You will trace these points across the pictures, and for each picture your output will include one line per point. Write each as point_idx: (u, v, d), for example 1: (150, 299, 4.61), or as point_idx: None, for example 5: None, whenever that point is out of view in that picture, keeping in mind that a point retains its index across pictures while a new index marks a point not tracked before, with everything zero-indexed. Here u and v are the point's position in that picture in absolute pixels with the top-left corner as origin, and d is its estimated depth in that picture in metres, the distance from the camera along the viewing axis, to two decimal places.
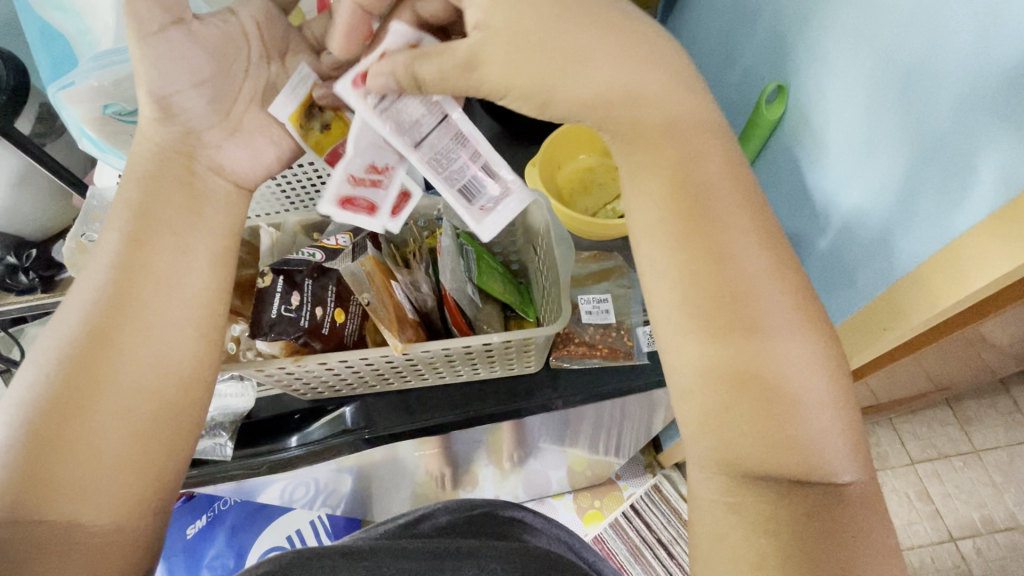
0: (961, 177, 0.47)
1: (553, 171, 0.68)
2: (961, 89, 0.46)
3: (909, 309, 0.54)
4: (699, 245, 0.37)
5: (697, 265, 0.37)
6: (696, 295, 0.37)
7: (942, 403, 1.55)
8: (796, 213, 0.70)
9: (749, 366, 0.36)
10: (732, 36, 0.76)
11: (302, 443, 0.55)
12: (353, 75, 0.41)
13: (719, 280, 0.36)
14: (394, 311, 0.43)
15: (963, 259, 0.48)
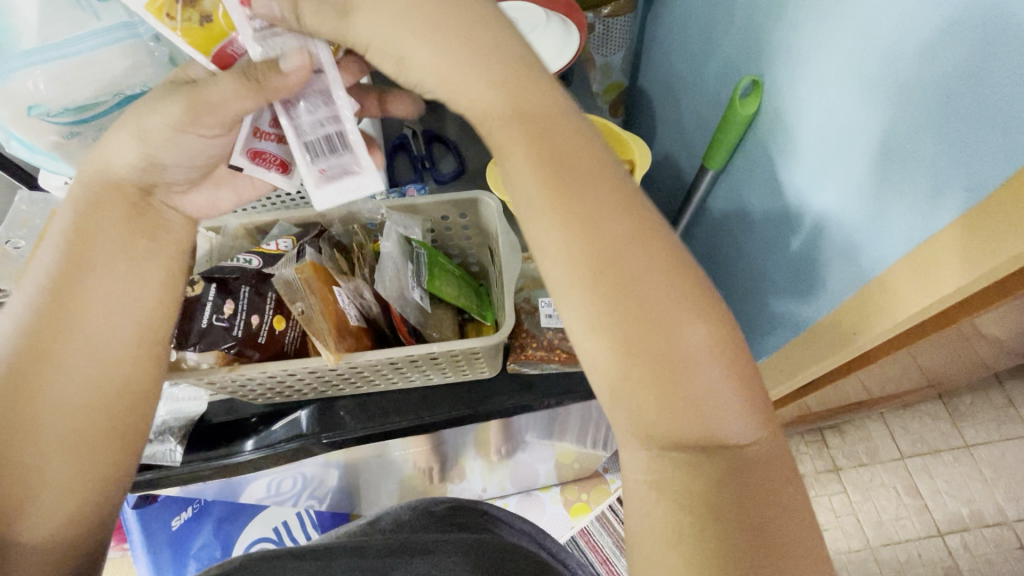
0: (932, 176, 0.46)
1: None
2: (932, 82, 0.43)
3: (896, 307, 0.53)
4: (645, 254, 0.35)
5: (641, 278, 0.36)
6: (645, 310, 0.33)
7: (934, 397, 1.53)
8: (771, 210, 0.68)
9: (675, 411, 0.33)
10: (711, 28, 0.73)
11: (258, 447, 0.54)
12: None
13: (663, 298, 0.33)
14: (332, 321, 0.41)
15: (949, 261, 0.46)
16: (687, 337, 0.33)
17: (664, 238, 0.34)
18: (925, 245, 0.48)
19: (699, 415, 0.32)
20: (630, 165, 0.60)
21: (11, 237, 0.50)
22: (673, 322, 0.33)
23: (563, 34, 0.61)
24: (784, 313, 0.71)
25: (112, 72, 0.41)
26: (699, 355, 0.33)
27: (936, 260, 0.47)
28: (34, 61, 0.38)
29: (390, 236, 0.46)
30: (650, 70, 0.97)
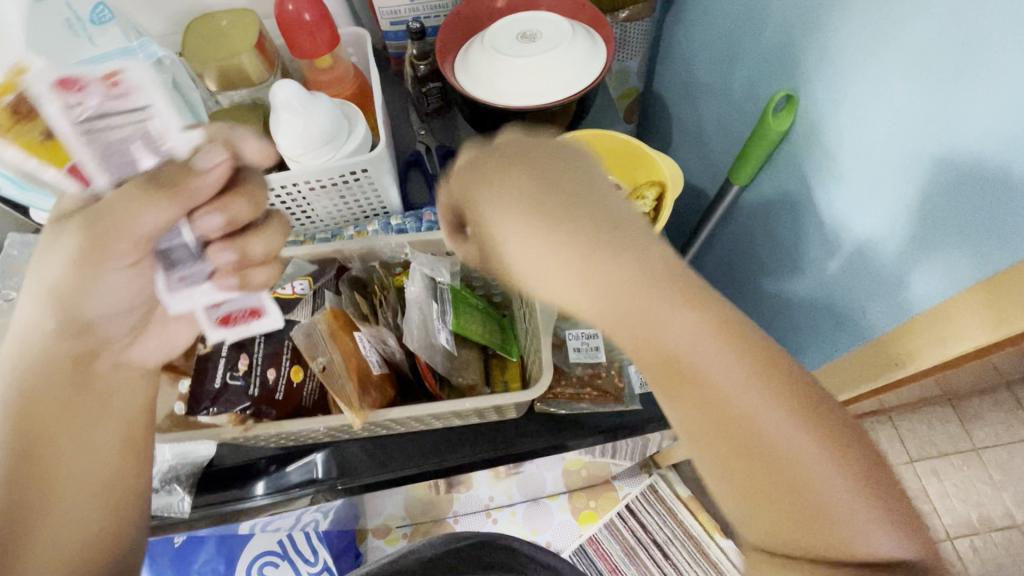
0: (992, 210, 0.43)
1: None
2: (1000, 114, 0.40)
3: (933, 345, 0.51)
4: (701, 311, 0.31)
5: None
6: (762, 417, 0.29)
7: (945, 401, 1.51)
8: (804, 230, 0.65)
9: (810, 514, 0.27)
10: (739, 36, 0.70)
11: (269, 491, 0.51)
12: (66, 72, 0.29)
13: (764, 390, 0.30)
14: (355, 375, 0.38)
15: (999, 305, 0.44)
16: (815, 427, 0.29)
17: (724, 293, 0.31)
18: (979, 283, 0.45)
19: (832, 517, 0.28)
20: (660, 187, 0.57)
21: None
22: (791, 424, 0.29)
23: (589, 47, 0.57)
24: (813, 337, 0.68)
25: None
26: (836, 450, 0.28)
27: (981, 301, 0.45)
28: None
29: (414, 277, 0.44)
30: (667, 74, 0.94)
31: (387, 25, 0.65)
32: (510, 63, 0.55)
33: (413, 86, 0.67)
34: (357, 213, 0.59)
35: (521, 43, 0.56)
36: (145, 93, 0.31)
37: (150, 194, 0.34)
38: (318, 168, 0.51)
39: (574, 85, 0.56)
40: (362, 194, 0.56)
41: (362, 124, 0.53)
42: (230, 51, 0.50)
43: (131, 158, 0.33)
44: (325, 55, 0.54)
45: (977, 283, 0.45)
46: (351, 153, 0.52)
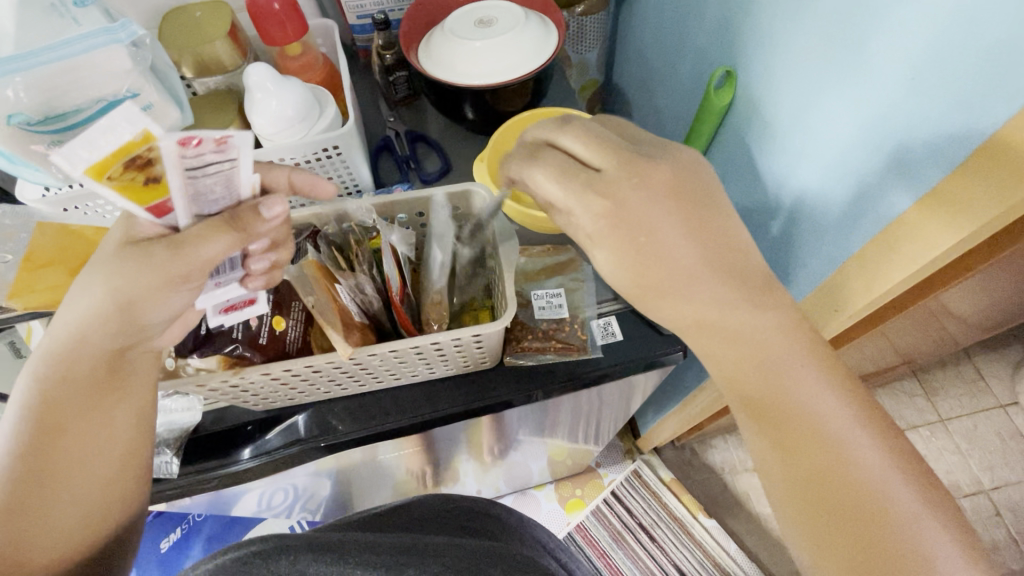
0: (902, 152, 0.48)
1: None
2: (894, 76, 0.46)
3: (871, 285, 0.55)
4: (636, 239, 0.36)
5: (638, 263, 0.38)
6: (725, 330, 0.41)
7: (908, 375, 1.58)
8: (750, 197, 0.70)
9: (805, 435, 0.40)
10: (682, 22, 0.76)
11: (256, 455, 0.54)
12: (187, 133, 0.31)
13: (702, 302, 0.41)
14: (341, 314, 0.41)
15: (903, 249, 0.50)
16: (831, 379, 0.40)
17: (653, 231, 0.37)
18: (905, 215, 0.49)
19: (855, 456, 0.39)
20: None
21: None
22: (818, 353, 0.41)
23: (542, 31, 0.62)
24: None
25: (95, 76, 0.40)
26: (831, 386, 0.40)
27: (891, 243, 0.51)
28: (15, 67, 0.38)
29: (397, 231, 0.48)
30: (623, 65, 1.00)
31: (354, 18, 0.69)
32: (469, 46, 0.60)
33: (381, 76, 0.70)
34: (332, 191, 0.62)
35: (478, 28, 0.60)
36: (242, 149, 0.34)
37: (222, 227, 0.37)
38: (292, 145, 0.54)
39: (531, 64, 0.60)
40: (336, 172, 0.60)
41: (332, 106, 0.57)
42: (204, 39, 0.54)
43: (208, 198, 0.36)
44: (294, 43, 0.57)
45: (888, 229, 0.51)
46: (321, 132, 0.55)
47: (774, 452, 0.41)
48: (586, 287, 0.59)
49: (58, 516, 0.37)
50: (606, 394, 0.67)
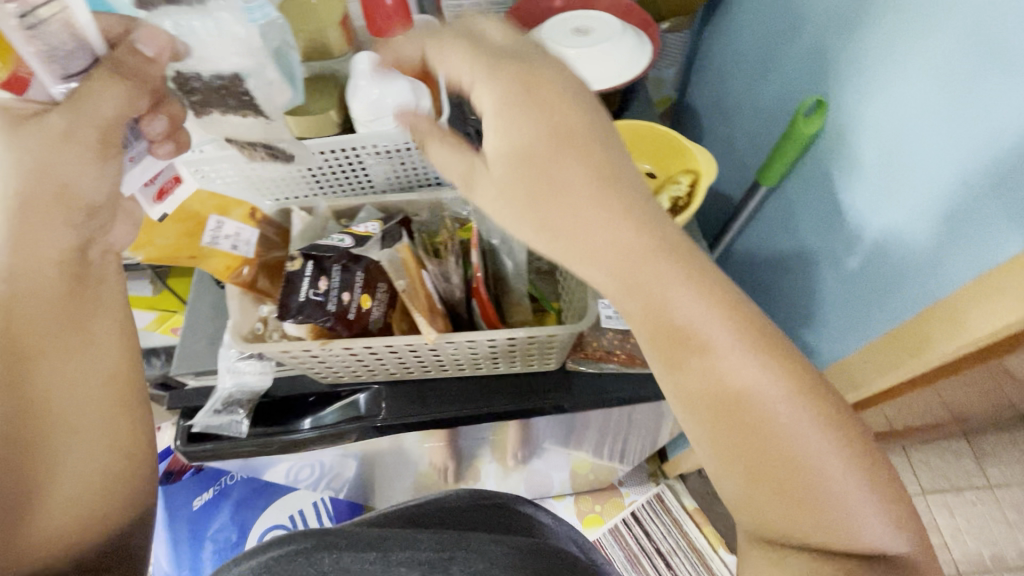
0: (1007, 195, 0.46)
1: None
2: (1013, 116, 0.45)
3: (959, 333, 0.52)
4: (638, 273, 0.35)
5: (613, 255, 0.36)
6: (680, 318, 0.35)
7: (957, 434, 1.50)
8: (826, 231, 0.69)
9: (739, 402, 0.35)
10: (772, 48, 0.75)
11: (315, 426, 0.56)
12: None
13: (611, 236, 0.34)
14: (427, 299, 0.43)
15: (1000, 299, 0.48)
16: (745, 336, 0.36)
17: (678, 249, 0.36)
18: (1007, 262, 0.46)
19: (803, 439, 0.35)
20: (694, 175, 0.61)
21: None
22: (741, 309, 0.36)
23: (637, 45, 0.62)
24: (828, 328, 0.71)
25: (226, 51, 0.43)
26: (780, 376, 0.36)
27: (988, 290, 0.49)
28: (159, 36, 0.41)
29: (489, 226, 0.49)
30: (700, 85, 1.00)
31: (451, 17, 0.71)
32: (564, 53, 0.61)
33: None
34: (413, 181, 0.64)
35: (575, 36, 0.61)
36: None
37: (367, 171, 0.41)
38: (385, 133, 0.57)
39: (622, 77, 0.61)
40: (422, 163, 0.62)
41: (428, 100, 0.58)
42: (318, 25, 0.57)
43: (71, 59, 0.36)
44: (398, 36, 0.59)
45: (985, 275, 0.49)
46: (414, 123, 0.57)
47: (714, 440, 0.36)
48: None
49: (67, 485, 0.40)
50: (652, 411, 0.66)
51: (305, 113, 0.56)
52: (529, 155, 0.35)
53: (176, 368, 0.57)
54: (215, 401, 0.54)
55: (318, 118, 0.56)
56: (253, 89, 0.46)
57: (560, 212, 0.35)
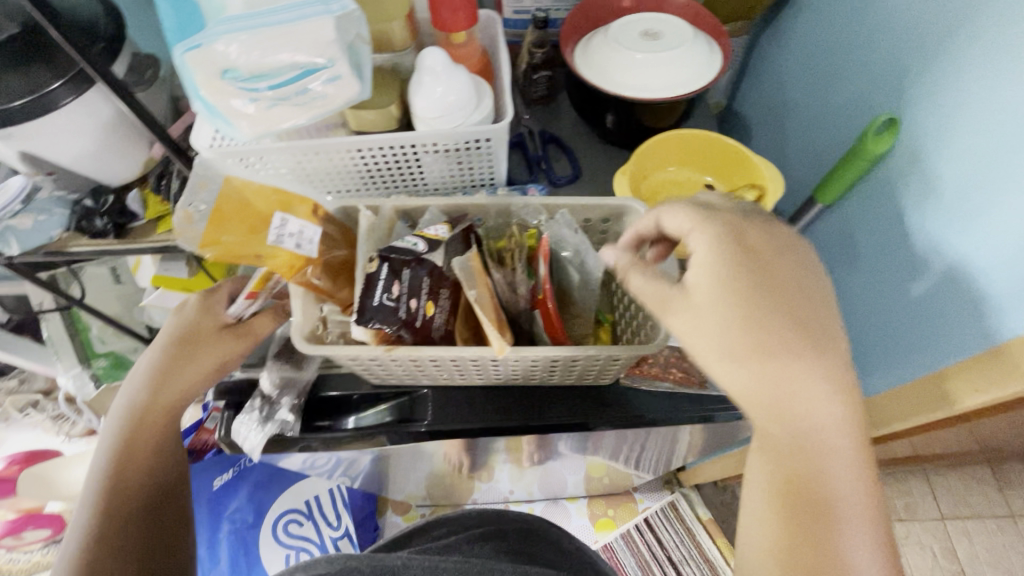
0: None
1: (643, 170, 0.64)
2: None
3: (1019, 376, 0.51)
4: (789, 377, 0.37)
5: (801, 358, 0.37)
6: (798, 428, 0.37)
7: (983, 462, 1.45)
8: (886, 256, 0.67)
9: (820, 523, 0.36)
10: (840, 62, 0.73)
11: (358, 426, 0.56)
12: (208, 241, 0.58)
13: (787, 361, 0.37)
14: (494, 310, 0.41)
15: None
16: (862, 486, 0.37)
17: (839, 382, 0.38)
18: None
19: None
20: (761, 191, 0.58)
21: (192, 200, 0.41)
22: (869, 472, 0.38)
23: (708, 54, 0.60)
24: (876, 356, 0.69)
25: (301, 42, 0.41)
26: (865, 518, 0.37)
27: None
28: (240, 27, 0.40)
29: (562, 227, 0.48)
30: (752, 92, 0.97)
31: (511, 12, 0.69)
32: (631, 57, 0.59)
33: (525, 72, 0.71)
34: (467, 182, 0.63)
35: (644, 40, 0.59)
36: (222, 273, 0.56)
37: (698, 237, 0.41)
38: (446, 132, 0.55)
39: (690, 86, 0.59)
40: (477, 164, 0.61)
41: (489, 100, 0.57)
42: (383, 16, 0.54)
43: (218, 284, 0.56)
44: (462, 31, 0.58)
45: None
46: (475, 123, 0.56)
47: (792, 544, 0.36)
48: None
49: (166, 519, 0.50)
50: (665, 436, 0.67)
51: (367, 106, 0.55)
52: (763, 297, 0.38)
53: None
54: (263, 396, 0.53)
55: (381, 112, 0.56)
56: (322, 85, 0.45)
57: (764, 345, 0.37)
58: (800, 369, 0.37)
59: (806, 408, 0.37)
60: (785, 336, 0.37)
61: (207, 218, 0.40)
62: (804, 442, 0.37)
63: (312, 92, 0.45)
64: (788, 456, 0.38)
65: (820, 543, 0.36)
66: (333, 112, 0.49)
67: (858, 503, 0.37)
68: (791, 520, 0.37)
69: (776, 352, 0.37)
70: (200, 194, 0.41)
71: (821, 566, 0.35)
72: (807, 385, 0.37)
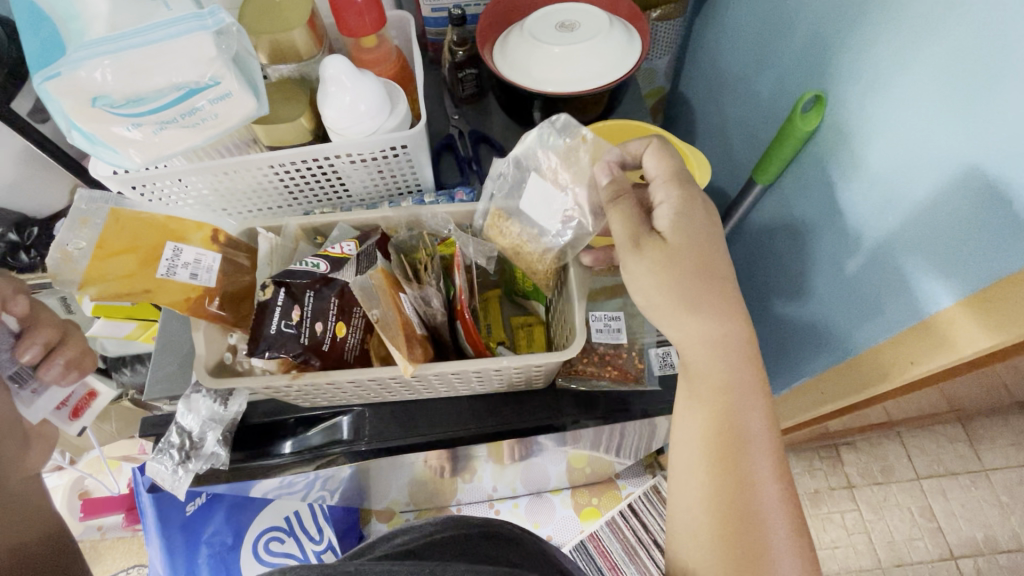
0: (1002, 207, 0.45)
1: None
2: (1015, 131, 0.43)
3: (950, 345, 0.52)
4: (717, 335, 0.41)
5: (732, 312, 0.42)
6: (718, 374, 0.42)
7: (953, 418, 1.47)
8: (823, 233, 0.67)
9: (737, 465, 0.41)
10: (768, 40, 0.72)
11: (295, 450, 0.54)
12: None
13: (717, 318, 0.41)
14: (404, 328, 0.40)
15: (1007, 310, 0.47)
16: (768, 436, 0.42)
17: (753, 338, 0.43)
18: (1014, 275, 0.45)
19: (768, 520, 0.40)
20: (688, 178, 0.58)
21: (71, 239, 0.39)
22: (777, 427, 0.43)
23: (625, 41, 0.59)
24: (824, 332, 0.69)
25: (180, 62, 0.39)
26: (772, 457, 0.42)
27: (1000, 300, 0.47)
28: (106, 50, 0.37)
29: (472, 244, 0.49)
30: (692, 74, 0.96)
31: (428, 11, 0.67)
32: (547, 51, 0.58)
33: (449, 71, 0.69)
34: (394, 189, 0.62)
35: (560, 32, 0.58)
36: None
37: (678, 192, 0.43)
38: (359, 141, 0.53)
39: (610, 76, 0.58)
40: (400, 171, 0.59)
41: (404, 104, 0.55)
42: (284, 26, 0.52)
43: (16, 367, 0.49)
44: (371, 35, 0.56)
45: (987, 286, 0.48)
46: (390, 129, 0.54)
47: (715, 488, 0.41)
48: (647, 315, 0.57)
49: None
50: (629, 433, 0.63)
51: (275, 120, 0.53)
52: (698, 258, 0.41)
53: (149, 394, 0.54)
54: (187, 429, 0.51)
55: (290, 125, 0.53)
56: (211, 103, 0.43)
57: (698, 301, 0.41)
58: (720, 328, 0.41)
59: (720, 362, 0.42)
60: (722, 303, 0.41)
61: (89, 257, 0.39)
62: (721, 391, 0.42)
63: (201, 111, 0.43)
64: (712, 403, 0.42)
65: (726, 482, 0.40)
66: (232, 130, 0.47)
67: (764, 451, 0.42)
68: (713, 461, 0.41)
69: (707, 312, 0.41)
70: (82, 231, 0.39)
71: (743, 504, 0.40)
72: (730, 342, 0.42)
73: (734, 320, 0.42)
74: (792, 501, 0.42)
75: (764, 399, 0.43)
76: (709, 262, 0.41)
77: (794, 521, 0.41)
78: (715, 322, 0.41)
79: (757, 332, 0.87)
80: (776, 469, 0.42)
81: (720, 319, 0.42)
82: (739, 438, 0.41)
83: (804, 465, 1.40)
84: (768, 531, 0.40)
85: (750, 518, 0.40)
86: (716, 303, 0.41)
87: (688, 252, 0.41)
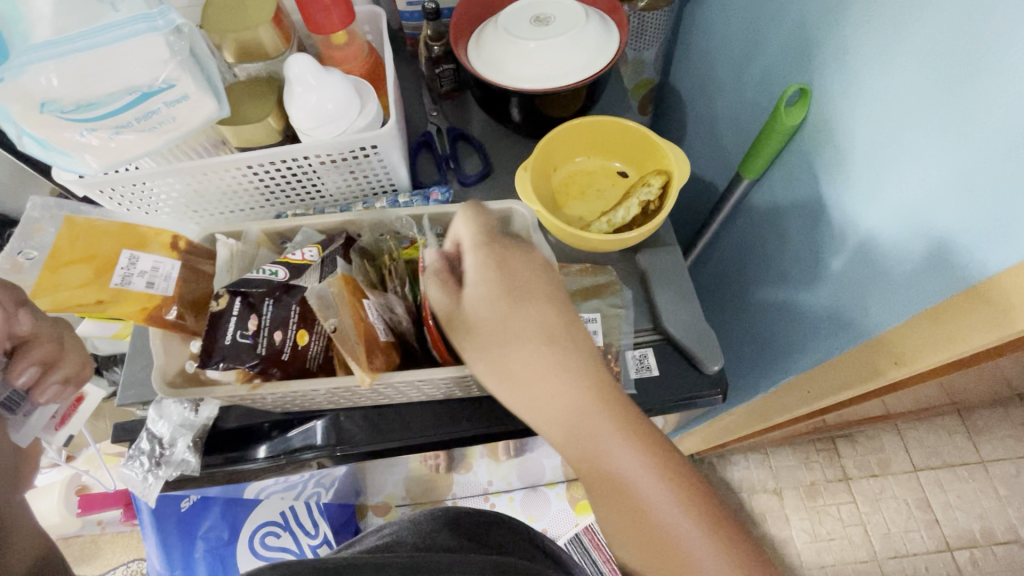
0: (992, 204, 0.43)
1: (550, 161, 0.61)
2: (1005, 126, 0.41)
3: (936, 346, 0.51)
4: (542, 388, 0.38)
5: (560, 352, 0.39)
6: (569, 423, 0.39)
7: (952, 410, 1.46)
8: (809, 229, 0.65)
9: (627, 499, 0.38)
10: (755, 30, 0.70)
11: (271, 455, 0.53)
12: None
13: (532, 366, 0.38)
14: (364, 338, 0.39)
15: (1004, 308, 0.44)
16: (650, 458, 0.39)
17: (578, 368, 0.39)
18: (1002, 273, 0.43)
19: (686, 546, 0.37)
20: (666, 176, 0.56)
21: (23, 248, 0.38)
22: (649, 438, 0.39)
23: (602, 34, 0.58)
24: (811, 331, 0.68)
25: (132, 65, 0.38)
26: (664, 478, 0.38)
27: (975, 306, 0.46)
28: (50, 54, 0.36)
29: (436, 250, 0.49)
30: (682, 65, 0.94)
31: (404, 4, 0.65)
32: (522, 46, 0.56)
33: (427, 67, 0.67)
34: (368, 188, 0.61)
35: (534, 27, 0.57)
36: None
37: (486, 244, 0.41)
38: (328, 142, 0.52)
39: (587, 71, 0.56)
40: (372, 171, 0.58)
41: (374, 103, 0.54)
42: (249, 23, 0.51)
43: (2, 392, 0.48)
44: (340, 32, 0.54)
45: (967, 290, 0.47)
46: (359, 129, 0.53)
47: (622, 526, 0.39)
48: (624, 314, 0.55)
49: None
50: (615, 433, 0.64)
51: (241, 121, 0.52)
52: (495, 311, 0.39)
53: (123, 399, 0.54)
54: (160, 435, 0.51)
55: (257, 126, 0.52)
56: (168, 106, 0.42)
57: (512, 361, 0.39)
58: (540, 380, 0.39)
59: (565, 412, 0.39)
60: (523, 345, 0.38)
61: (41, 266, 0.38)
62: (585, 437, 0.39)
63: (159, 114, 0.42)
64: (581, 458, 0.39)
65: (630, 523, 0.38)
66: (194, 133, 0.46)
67: (649, 474, 0.38)
68: (606, 504, 0.39)
69: (529, 361, 0.38)
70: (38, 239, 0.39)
71: (651, 537, 0.38)
72: (565, 381, 0.39)
73: (544, 360, 0.39)
74: (706, 508, 0.39)
75: (631, 420, 0.39)
76: (514, 310, 0.39)
77: (715, 532, 0.38)
78: (532, 376, 0.39)
79: (739, 327, 0.86)
80: (674, 486, 0.39)
81: (534, 364, 0.39)
82: (619, 481, 0.38)
83: (801, 458, 1.40)
84: (689, 558, 0.37)
85: (666, 551, 0.38)
86: (522, 347, 0.38)
87: (488, 304, 0.39)
